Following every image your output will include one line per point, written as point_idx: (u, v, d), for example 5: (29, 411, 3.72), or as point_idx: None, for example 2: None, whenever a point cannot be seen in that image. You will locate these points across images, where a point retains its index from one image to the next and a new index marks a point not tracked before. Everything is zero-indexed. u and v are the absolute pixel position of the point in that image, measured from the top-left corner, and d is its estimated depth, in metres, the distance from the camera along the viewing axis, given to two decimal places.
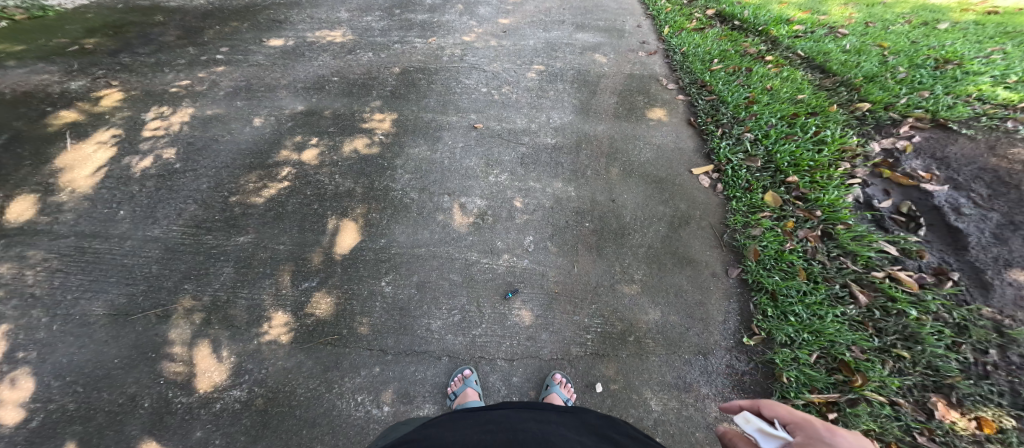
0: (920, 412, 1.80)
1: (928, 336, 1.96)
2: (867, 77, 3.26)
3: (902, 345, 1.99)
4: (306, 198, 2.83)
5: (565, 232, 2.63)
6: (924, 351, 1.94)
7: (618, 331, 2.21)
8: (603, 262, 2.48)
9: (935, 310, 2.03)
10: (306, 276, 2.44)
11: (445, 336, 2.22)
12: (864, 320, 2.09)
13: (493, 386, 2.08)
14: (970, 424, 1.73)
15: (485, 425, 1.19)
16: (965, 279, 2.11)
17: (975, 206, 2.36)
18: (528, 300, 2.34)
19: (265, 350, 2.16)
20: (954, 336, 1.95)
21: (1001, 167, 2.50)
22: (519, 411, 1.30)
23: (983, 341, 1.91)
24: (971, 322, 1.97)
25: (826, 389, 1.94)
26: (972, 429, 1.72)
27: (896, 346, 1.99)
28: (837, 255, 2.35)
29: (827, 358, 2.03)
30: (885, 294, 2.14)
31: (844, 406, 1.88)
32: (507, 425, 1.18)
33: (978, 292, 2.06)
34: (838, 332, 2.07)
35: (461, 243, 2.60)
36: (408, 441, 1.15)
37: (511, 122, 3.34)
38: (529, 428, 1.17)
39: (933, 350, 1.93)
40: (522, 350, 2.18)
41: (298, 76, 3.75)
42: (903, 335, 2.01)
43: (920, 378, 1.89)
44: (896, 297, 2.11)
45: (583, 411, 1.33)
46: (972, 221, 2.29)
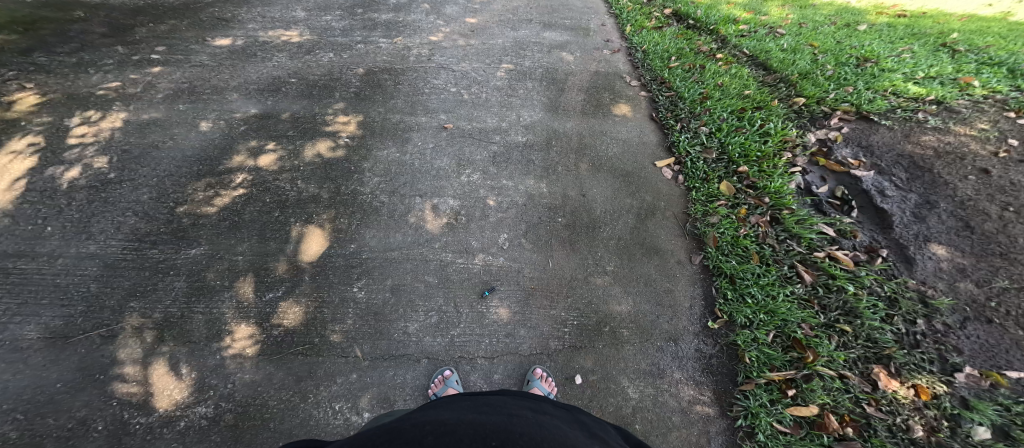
0: (866, 384, 1.97)
1: (865, 310, 2.17)
2: (801, 74, 3.56)
3: (844, 319, 2.19)
4: (265, 205, 2.70)
5: (539, 228, 2.68)
6: (863, 325, 2.14)
7: (594, 323, 2.29)
8: (577, 255, 2.55)
9: (870, 284, 2.26)
10: (270, 286, 2.33)
11: (422, 339, 2.21)
12: (810, 298, 2.29)
13: (476, 386, 2.11)
14: (908, 392, 1.90)
15: (481, 407, 1.20)
16: (893, 255, 2.35)
17: (897, 188, 2.64)
18: (505, 297, 2.38)
19: (230, 365, 2.04)
20: (887, 309, 2.17)
21: (914, 153, 2.82)
22: (516, 398, 1.33)
23: (911, 312, 2.14)
24: (899, 295, 2.20)
25: (784, 367, 2.10)
26: (910, 396, 1.89)
27: (839, 321, 2.19)
28: (785, 238, 2.55)
29: (782, 337, 2.20)
30: (826, 272, 2.36)
31: (800, 382, 2.03)
32: (504, 409, 1.19)
33: (905, 266, 2.30)
34: (790, 311, 2.25)
35: (433, 244, 2.59)
36: (406, 418, 1.12)
37: (482, 121, 3.35)
38: (525, 414, 1.18)
39: (870, 323, 2.13)
40: (501, 347, 2.22)
41: (249, 78, 3.56)
42: (845, 310, 2.22)
43: (862, 351, 2.08)
44: (835, 274, 2.33)
45: (579, 411, 1.35)
46: (895, 202, 2.57)
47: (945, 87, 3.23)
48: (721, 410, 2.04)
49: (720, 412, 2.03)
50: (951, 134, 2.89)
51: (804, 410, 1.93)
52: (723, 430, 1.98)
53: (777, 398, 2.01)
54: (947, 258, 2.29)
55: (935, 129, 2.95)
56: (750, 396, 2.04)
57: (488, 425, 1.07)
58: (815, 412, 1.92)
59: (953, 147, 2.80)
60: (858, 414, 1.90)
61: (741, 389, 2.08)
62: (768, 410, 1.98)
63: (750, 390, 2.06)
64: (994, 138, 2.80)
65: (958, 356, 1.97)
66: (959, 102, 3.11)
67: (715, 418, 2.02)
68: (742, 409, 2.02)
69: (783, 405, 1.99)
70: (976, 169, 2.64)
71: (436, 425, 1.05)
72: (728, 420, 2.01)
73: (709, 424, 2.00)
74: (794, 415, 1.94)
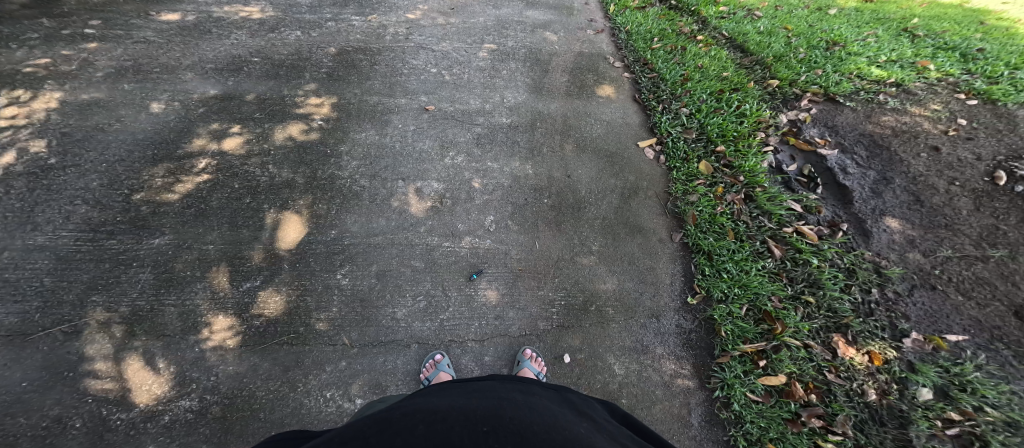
0: (828, 352, 2.12)
1: (827, 282, 2.32)
2: (775, 57, 3.69)
3: (808, 291, 2.33)
4: (234, 191, 2.56)
5: (525, 210, 2.69)
6: (825, 295, 2.29)
7: (581, 302, 2.35)
8: (563, 236, 2.59)
9: (831, 257, 2.40)
10: (247, 276, 2.24)
11: (411, 324, 2.21)
12: (779, 272, 2.43)
13: (469, 368, 2.16)
14: (863, 358, 2.06)
15: (471, 393, 1.21)
16: (852, 228, 2.52)
17: (858, 166, 2.81)
18: (493, 280, 2.40)
19: (211, 357, 1.97)
20: (846, 279, 2.33)
21: (874, 132, 2.99)
22: (504, 382, 1.35)
23: (866, 281, 2.29)
24: (857, 266, 2.35)
25: (756, 339, 2.22)
26: (865, 362, 2.05)
27: (805, 293, 2.33)
28: (757, 215, 2.67)
29: (754, 309, 2.33)
30: (793, 247, 2.49)
31: (770, 353, 2.17)
32: (494, 393, 1.21)
33: (862, 240, 2.46)
34: (761, 285, 2.37)
35: (417, 229, 2.55)
36: (397, 407, 1.10)
37: (465, 103, 3.28)
38: (514, 396, 1.20)
39: (831, 293, 2.28)
40: (491, 329, 2.25)
41: (205, 56, 3.31)
42: (809, 282, 2.36)
43: (823, 320, 2.22)
44: (801, 248, 2.46)
45: (565, 390, 1.38)
46: (856, 179, 2.73)
47: (904, 70, 3.41)
48: (700, 382, 2.17)
49: (699, 384, 2.16)
50: (908, 115, 3.08)
51: (773, 379, 2.08)
52: (702, 400, 2.12)
53: (750, 368, 2.15)
54: (898, 230, 2.46)
55: (893, 110, 3.14)
56: (725, 368, 2.17)
57: (480, 410, 1.07)
58: (783, 381, 2.07)
59: (908, 127, 2.99)
60: (820, 381, 2.05)
61: (718, 362, 2.20)
62: (741, 381, 2.12)
63: (726, 362, 2.18)
64: (945, 118, 2.99)
65: (906, 322, 2.14)
66: (917, 85, 3.30)
67: (695, 390, 2.14)
68: (718, 381, 2.15)
69: (755, 375, 2.13)
70: (928, 147, 2.83)
71: (430, 412, 1.04)
72: (706, 391, 2.14)
73: (689, 395, 2.13)
74: (764, 384, 2.09)
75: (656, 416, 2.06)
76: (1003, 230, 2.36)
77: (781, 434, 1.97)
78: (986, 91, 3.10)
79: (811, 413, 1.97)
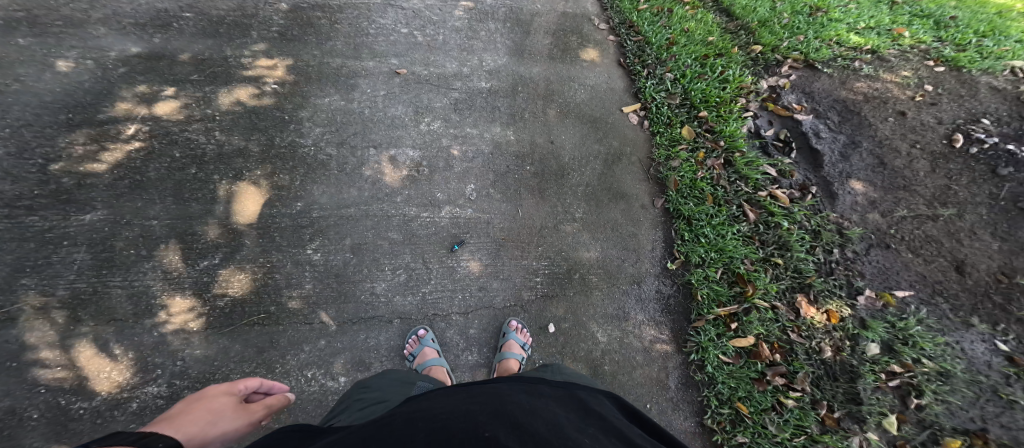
0: (792, 313, 2.19)
1: (795, 243, 2.34)
2: (760, 22, 3.25)
3: (778, 253, 2.35)
4: (175, 161, 2.24)
5: (507, 177, 2.54)
6: (793, 257, 2.31)
7: (565, 270, 2.32)
8: (547, 204, 2.49)
9: (800, 219, 2.40)
10: (202, 254, 2.05)
11: (393, 299, 2.14)
12: (753, 235, 2.43)
13: (454, 341, 2.16)
14: (822, 317, 2.15)
15: (474, 396, 1.05)
16: (820, 191, 2.49)
17: (829, 130, 2.70)
18: (476, 250, 2.32)
19: (173, 341, 1.87)
20: (812, 240, 2.35)
21: (846, 97, 2.82)
22: (512, 381, 1.18)
23: (829, 242, 2.32)
24: (822, 228, 2.37)
25: (729, 302, 2.25)
26: (823, 320, 2.14)
27: (774, 255, 2.35)
28: (735, 180, 2.60)
29: (728, 273, 2.34)
30: (766, 210, 2.48)
31: (741, 315, 2.21)
32: (495, 393, 1.05)
33: (827, 201, 2.45)
34: (736, 248, 2.38)
35: (391, 201, 2.39)
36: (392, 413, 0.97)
37: (440, 66, 2.93)
38: (518, 399, 1.04)
39: (798, 255, 2.31)
40: (474, 301, 2.23)
41: (119, 8, 2.66)
42: (779, 244, 2.38)
43: (788, 281, 2.28)
44: (774, 211, 2.45)
45: (577, 387, 1.21)
46: (827, 143, 2.64)
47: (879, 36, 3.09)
48: (677, 345, 2.22)
49: (676, 347, 2.22)
50: (881, 81, 2.89)
51: (743, 341, 2.14)
52: (680, 364, 2.18)
53: (723, 331, 2.20)
54: (862, 193, 2.45)
55: (867, 77, 2.93)
56: (700, 332, 2.20)
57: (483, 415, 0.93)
58: (752, 342, 2.13)
59: (880, 93, 2.83)
60: (784, 341, 2.13)
61: (694, 326, 2.23)
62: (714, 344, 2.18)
63: (702, 326, 2.21)
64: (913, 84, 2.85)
65: (861, 280, 2.22)
66: (891, 52, 3.04)
67: (673, 354, 2.20)
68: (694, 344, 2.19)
69: (727, 337, 2.17)
70: (895, 112, 2.72)
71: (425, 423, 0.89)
72: (683, 355, 2.20)
73: (667, 359, 2.19)
74: (735, 345, 2.15)
75: (637, 380, 2.12)
76: (954, 190, 2.39)
77: (748, 393, 2.05)
78: (953, 58, 2.92)
79: (776, 372, 2.05)
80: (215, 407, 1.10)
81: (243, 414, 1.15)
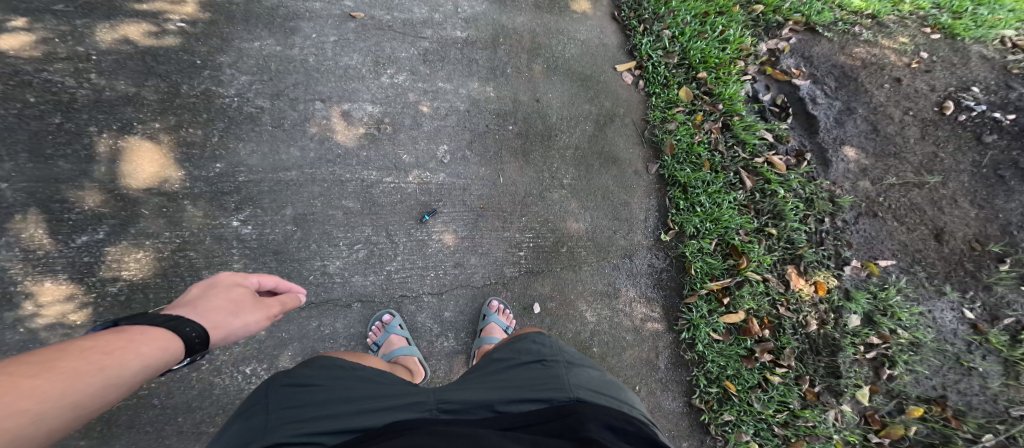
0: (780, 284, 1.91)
1: (788, 211, 1.95)
2: None
3: (771, 223, 1.97)
4: (22, 107, 1.55)
5: (486, 137, 2.08)
6: (785, 227, 1.95)
7: (551, 243, 2.00)
8: (532, 169, 2.06)
9: (795, 187, 2.00)
10: (81, 227, 1.55)
11: (351, 278, 1.81)
12: (748, 204, 2.01)
13: (423, 328, 1.90)
14: (808, 287, 1.89)
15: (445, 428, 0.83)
16: (813, 157, 2.03)
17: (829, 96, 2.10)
18: (451, 220, 1.98)
19: (48, 337, 1.48)
20: (805, 209, 1.97)
21: (844, 63, 2.16)
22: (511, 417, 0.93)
23: (821, 211, 1.96)
24: (815, 196, 1.97)
25: (722, 276, 1.91)
26: (810, 292, 1.87)
27: (768, 225, 1.97)
28: (731, 145, 2.08)
29: (721, 244, 1.98)
30: (762, 177, 2.03)
31: (733, 290, 1.89)
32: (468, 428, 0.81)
33: (820, 169, 2.00)
34: (731, 218, 1.97)
35: (344, 168, 1.90)
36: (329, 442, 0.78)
37: (406, 10, 2.14)
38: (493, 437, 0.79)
39: (790, 224, 1.95)
40: (449, 280, 1.95)
41: None
42: (773, 213, 1.98)
43: (778, 251, 1.95)
44: (771, 179, 2.01)
45: (593, 411, 0.92)
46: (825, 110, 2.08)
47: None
48: (668, 325, 1.98)
49: (667, 327, 1.98)
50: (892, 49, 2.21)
51: (734, 318, 1.84)
52: (670, 344, 1.96)
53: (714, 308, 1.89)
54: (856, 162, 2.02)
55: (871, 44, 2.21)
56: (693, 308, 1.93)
57: None
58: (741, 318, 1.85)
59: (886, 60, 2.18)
60: (773, 316, 1.84)
61: (686, 302, 1.95)
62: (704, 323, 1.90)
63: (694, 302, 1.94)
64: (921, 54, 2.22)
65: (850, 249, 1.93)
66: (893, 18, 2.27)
67: (664, 334, 1.97)
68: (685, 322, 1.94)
69: (718, 314, 1.88)
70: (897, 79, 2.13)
71: None
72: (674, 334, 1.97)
73: (658, 339, 1.96)
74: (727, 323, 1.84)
75: (626, 362, 1.92)
76: (941, 155, 2.01)
77: (737, 371, 1.88)
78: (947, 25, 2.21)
79: (764, 349, 1.80)
80: (233, 297, 1.01)
81: (262, 307, 1.04)
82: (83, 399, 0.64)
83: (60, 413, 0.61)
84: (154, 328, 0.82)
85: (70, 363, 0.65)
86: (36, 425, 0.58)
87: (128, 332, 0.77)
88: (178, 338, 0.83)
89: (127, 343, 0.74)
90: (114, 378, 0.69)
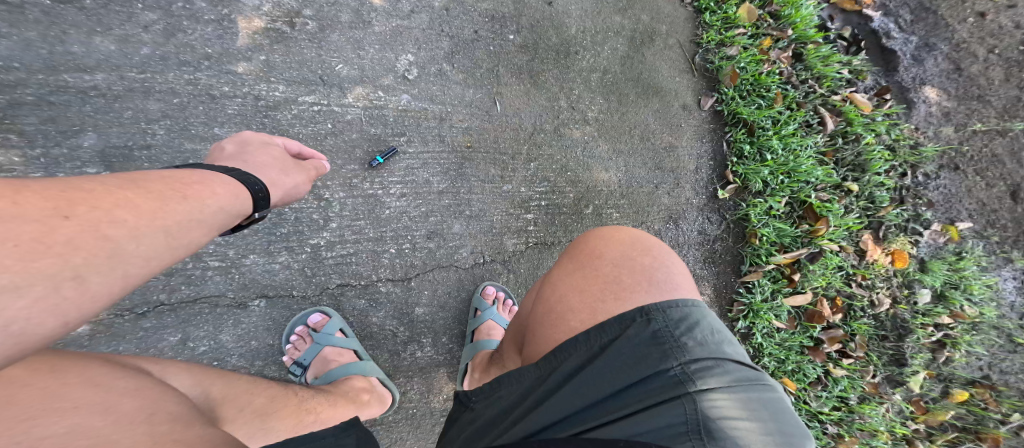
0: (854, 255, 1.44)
1: (876, 162, 1.39)
2: None
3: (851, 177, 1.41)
4: None
5: (474, 46, 1.37)
6: (867, 181, 1.41)
7: (572, 201, 1.42)
8: (543, 97, 1.42)
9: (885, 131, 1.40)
10: None
11: (239, 270, 1.12)
12: (826, 152, 1.42)
13: (384, 331, 1.30)
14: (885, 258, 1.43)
15: None
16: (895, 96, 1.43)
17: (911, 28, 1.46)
18: (421, 164, 1.31)
19: None
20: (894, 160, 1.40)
21: None
22: None
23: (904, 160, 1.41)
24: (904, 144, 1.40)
25: (793, 245, 1.42)
26: (886, 263, 1.43)
27: (847, 178, 1.42)
28: (803, 76, 1.43)
29: (792, 204, 1.42)
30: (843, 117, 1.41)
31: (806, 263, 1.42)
32: None
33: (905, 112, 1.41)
34: (808, 169, 1.39)
35: (222, 79, 1.12)
36: None
37: None
38: None
39: (875, 178, 1.40)
40: (422, 259, 1.31)
41: None
42: (854, 165, 1.42)
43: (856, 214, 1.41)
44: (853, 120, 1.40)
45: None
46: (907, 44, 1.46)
47: None
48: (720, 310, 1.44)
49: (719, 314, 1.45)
50: None
51: (800, 299, 1.43)
52: None
53: (781, 288, 1.43)
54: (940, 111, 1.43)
55: None
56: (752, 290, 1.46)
57: None
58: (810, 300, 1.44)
59: None
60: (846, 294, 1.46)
61: (743, 280, 1.45)
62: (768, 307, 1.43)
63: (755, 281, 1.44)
64: None
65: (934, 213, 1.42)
66: None
67: None
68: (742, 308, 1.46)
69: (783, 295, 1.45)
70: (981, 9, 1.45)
71: None
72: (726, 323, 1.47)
73: None
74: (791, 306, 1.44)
75: None
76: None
77: (797, 365, 1.48)
78: None
79: (832, 338, 1.46)
80: (270, 154, 0.93)
81: (301, 169, 0.99)
82: (174, 225, 0.55)
83: (158, 241, 0.53)
84: (219, 175, 0.74)
85: (136, 197, 0.53)
86: (135, 241, 0.50)
87: (195, 174, 0.69)
88: (246, 188, 0.76)
89: (200, 182, 0.66)
90: (196, 210, 0.61)
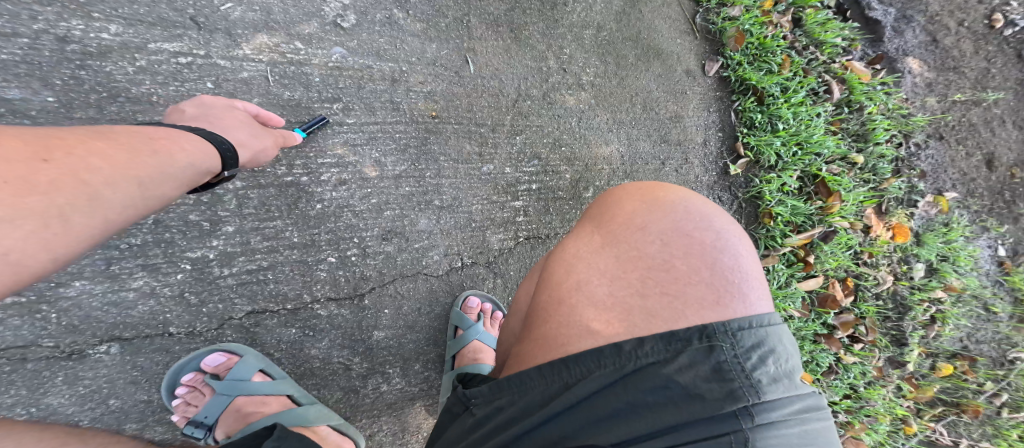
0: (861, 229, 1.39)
1: (878, 131, 1.37)
2: None
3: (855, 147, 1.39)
4: None
5: None
6: (868, 151, 1.38)
7: (568, 184, 1.16)
8: (526, 56, 1.14)
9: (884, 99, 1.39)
10: None
11: (54, 308, 0.74)
12: (833, 122, 1.38)
13: (331, 366, 0.94)
14: (886, 234, 1.40)
15: None
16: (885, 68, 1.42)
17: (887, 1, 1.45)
18: (369, 140, 0.97)
19: None
20: (893, 128, 1.40)
21: None
22: None
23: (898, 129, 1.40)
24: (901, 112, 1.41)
25: (805, 224, 1.34)
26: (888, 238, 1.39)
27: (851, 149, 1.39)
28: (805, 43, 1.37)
29: (804, 178, 1.36)
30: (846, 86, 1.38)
31: (817, 243, 1.34)
32: None
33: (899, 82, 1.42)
34: (819, 141, 1.33)
35: None
36: None
37: None
38: None
39: (876, 148, 1.38)
40: (377, 267, 0.97)
41: None
42: (858, 135, 1.40)
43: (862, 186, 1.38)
44: (855, 89, 1.38)
45: None
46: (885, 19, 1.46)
47: None
48: None
49: None
50: None
51: (812, 283, 1.33)
52: None
53: (795, 271, 1.34)
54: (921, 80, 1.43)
55: None
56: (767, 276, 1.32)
57: None
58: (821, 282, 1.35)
59: None
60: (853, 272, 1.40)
61: None
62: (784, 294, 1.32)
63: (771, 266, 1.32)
64: None
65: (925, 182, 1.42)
66: None
67: None
68: None
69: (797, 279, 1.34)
70: None
71: None
72: None
73: None
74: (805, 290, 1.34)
75: None
76: (994, 72, 1.46)
77: (811, 355, 1.36)
78: None
79: (845, 323, 1.37)
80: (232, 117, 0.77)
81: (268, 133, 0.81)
82: (146, 177, 0.55)
83: (128, 192, 0.52)
84: (189, 132, 0.66)
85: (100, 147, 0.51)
86: (112, 188, 0.51)
87: (170, 130, 0.64)
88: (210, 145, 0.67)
89: (167, 136, 0.62)
90: (167, 166, 0.58)
